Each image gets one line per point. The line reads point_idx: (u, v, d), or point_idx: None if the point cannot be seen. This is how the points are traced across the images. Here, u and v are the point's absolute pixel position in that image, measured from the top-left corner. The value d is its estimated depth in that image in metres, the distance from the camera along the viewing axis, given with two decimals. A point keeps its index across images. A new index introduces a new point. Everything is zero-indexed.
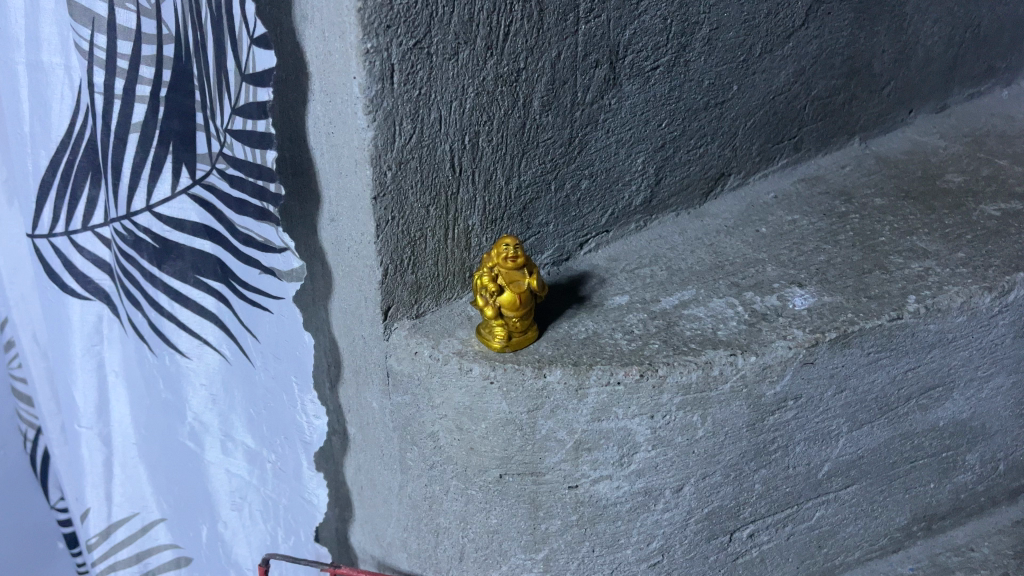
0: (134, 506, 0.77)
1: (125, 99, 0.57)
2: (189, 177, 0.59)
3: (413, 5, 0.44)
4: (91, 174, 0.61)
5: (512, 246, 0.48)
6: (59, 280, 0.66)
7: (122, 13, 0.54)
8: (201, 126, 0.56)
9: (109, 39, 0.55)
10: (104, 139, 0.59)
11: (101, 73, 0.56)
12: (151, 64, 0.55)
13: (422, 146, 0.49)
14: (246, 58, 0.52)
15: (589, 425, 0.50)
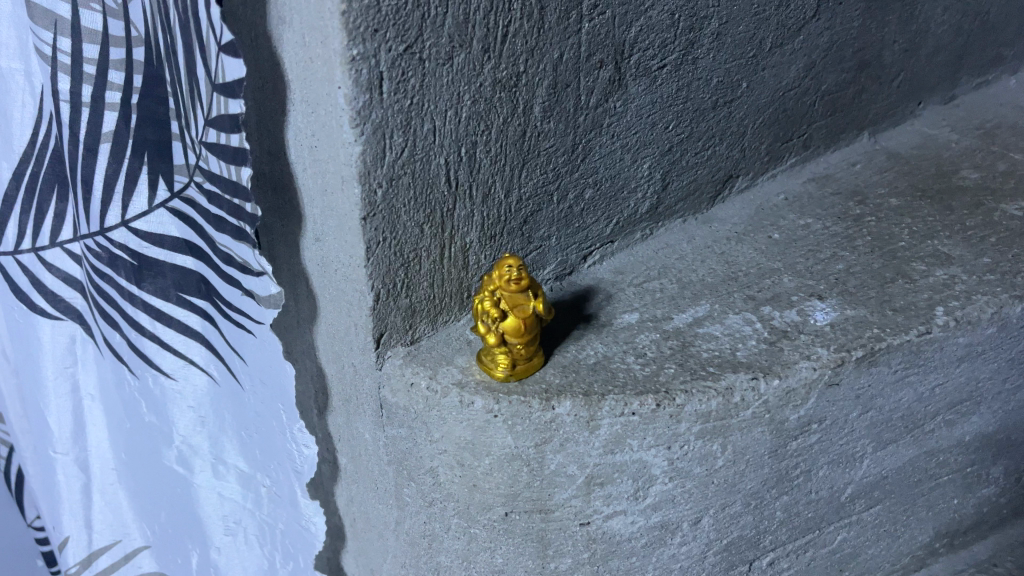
0: (115, 533, 0.73)
1: (93, 107, 0.52)
2: (167, 190, 0.55)
3: (403, 6, 0.39)
4: (60, 186, 0.56)
5: (515, 267, 0.44)
6: (25, 300, 0.60)
7: (86, 14, 0.49)
8: (177, 136, 0.52)
9: (74, 43, 0.50)
10: (72, 151, 0.54)
11: (66, 80, 0.51)
12: (120, 68, 0.51)
13: (415, 160, 0.44)
14: (216, 65, 0.49)
15: (602, 458, 0.47)
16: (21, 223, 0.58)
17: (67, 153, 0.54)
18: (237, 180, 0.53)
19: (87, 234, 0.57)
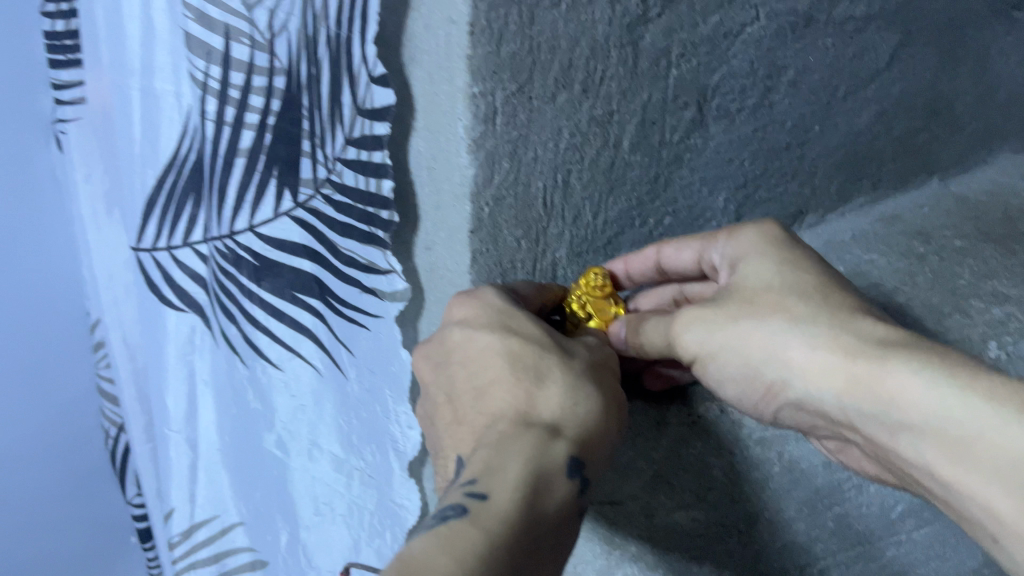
0: (215, 509, 0.81)
1: (234, 126, 0.62)
2: (291, 200, 0.63)
3: (518, 53, 0.46)
4: (194, 194, 0.66)
5: (600, 276, 0.55)
6: (157, 293, 0.72)
7: (236, 47, 0.60)
8: (308, 153, 0.61)
9: (223, 70, 0.60)
10: (212, 162, 0.64)
11: (214, 103, 0.62)
12: (262, 94, 0.61)
13: (518, 184, 0.51)
14: (364, 93, 0.56)
15: (668, 453, 0.56)
16: (153, 230, 0.70)
17: (207, 162, 0.64)
18: (372, 191, 0.59)
19: (213, 236, 0.67)
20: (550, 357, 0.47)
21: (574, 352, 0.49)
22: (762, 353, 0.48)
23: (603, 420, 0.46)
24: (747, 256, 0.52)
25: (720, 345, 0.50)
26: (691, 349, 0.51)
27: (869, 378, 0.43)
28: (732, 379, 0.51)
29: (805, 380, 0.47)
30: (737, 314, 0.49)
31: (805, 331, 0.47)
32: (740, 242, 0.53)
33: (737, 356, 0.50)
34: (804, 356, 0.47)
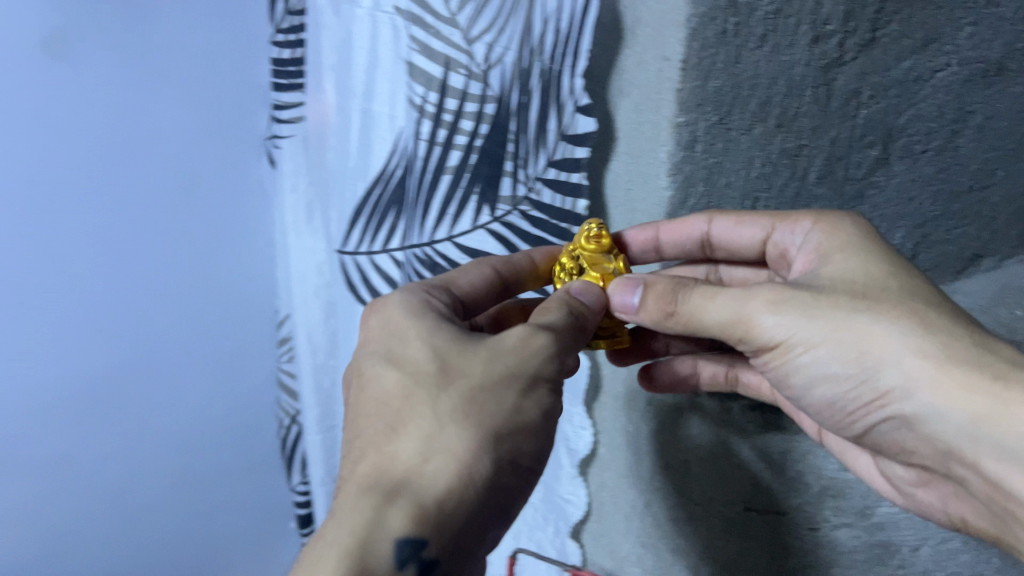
0: None
1: (443, 147, 0.75)
2: (489, 214, 0.75)
3: (723, 89, 0.55)
4: (395, 207, 0.82)
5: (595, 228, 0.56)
6: (354, 291, 0.88)
7: (453, 77, 0.72)
8: (509, 172, 0.72)
9: (439, 98, 0.74)
10: (422, 179, 0.78)
11: (428, 125, 0.75)
12: (472, 119, 0.73)
13: (708, 205, 0.61)
14: (570, 120, 0.68)
15: (836, 474, 0.60)
16: (356, 237, 0.85)
17: (412, 178, 0.79)
18: (566, 207, 0.71)
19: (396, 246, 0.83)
20: (416, 398, 0.40)
21: (457, 374, 0.41)
22: (874, 352, 0.41)
23: (475, 473, 0.38)
24: (843, 252, 0.47)
25: (816, 335, 0.42)
26: (775, 333, 0.43)
27: (999, 410, 0.36)
28: (821, 381, 0.44)
29: (926, 388, 0.39)
30: (833, 305, 0.42)
31: (917, 342, 0.40)
32: (824, 229, 0.49)
33: (840, 353, 0.42)
34: (914, 366, 0.40)
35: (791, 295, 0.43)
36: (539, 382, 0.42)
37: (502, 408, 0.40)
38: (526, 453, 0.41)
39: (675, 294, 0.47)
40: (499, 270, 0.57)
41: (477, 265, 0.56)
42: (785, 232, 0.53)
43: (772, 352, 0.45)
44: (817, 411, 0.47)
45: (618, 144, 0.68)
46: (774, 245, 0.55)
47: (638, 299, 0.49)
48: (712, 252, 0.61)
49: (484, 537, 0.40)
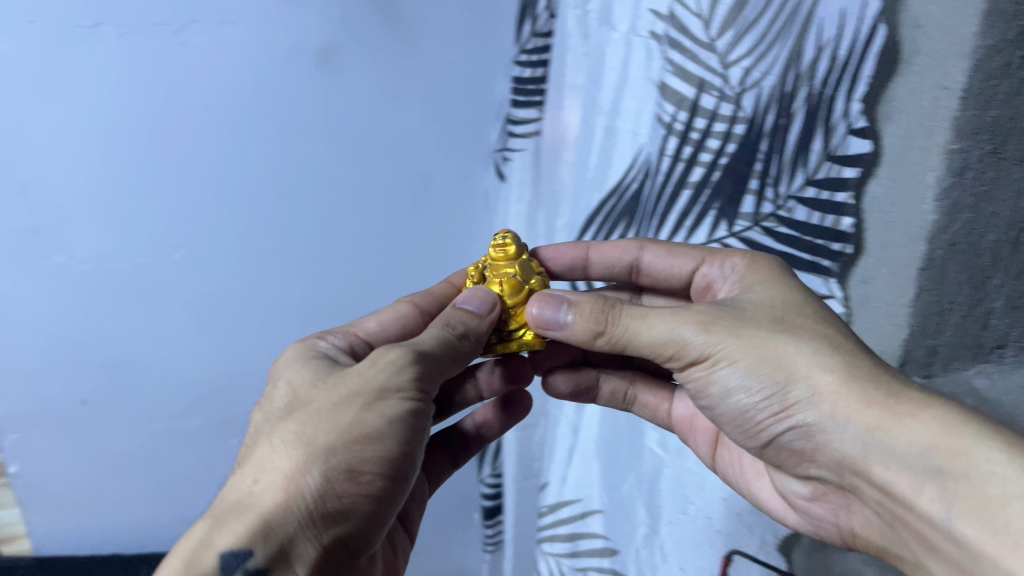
0: (583, 495, 1.22)
1: (687, 163, 0.93)
2: (727, 229, 0.92)
3: (1004, 118, 0.64)
4: (633, 209, 1.03)
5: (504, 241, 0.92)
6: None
7: (707, 99, 0.88)
8: (756, 189, 0.86)
9: (689, 117, 0.91)
10: (666, 188, 0.96)
11: (676, 141, 0.93)
12: (721, 136, 0.88)
13: (971, 232, 0.69)
14: (842, 141, 0.77)
15: None
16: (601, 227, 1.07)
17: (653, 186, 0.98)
18: (826, 224, 0.81)
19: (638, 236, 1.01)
20: (307, 445, 0.65)
21: (300, 446, 0.65)
22: (788, 370, 0.68)
23: (279, 493, 0.63)
24: (760, 283, 0.76)
25: (740, 354, 0.69)
26: (672, 340, 0.71)
27: (887, 423, 0.63)
28: (735, 390, 0.71)
29: (830, 407, 0.65)
30: (751, 334, 0.69)
31: (826, 368, 0.67)
32: (752, 278, 0.78)
33: (759, 371, 0.69)
34: (819, 384, 0.66)
35: (713, 321, 0.70)
36: (391, 396, 0.68)
37: (343, 413, 0.67)
38: (389, 448, 0.67)
39: (605, 315, 0.74)
40: (419, 305, 0.95)
41: (443, 285, 1.01)
42: (711, 267, 0.86)
43: (704, 364, 0.71)
44: (733, 422, 0.75)
45: (882, 171, 0.75)
46: (701, 275, 0.88)
47: (565, 315, 0.77)
48: (637, 274, 0.97)
49: (350, 506, 0.65)
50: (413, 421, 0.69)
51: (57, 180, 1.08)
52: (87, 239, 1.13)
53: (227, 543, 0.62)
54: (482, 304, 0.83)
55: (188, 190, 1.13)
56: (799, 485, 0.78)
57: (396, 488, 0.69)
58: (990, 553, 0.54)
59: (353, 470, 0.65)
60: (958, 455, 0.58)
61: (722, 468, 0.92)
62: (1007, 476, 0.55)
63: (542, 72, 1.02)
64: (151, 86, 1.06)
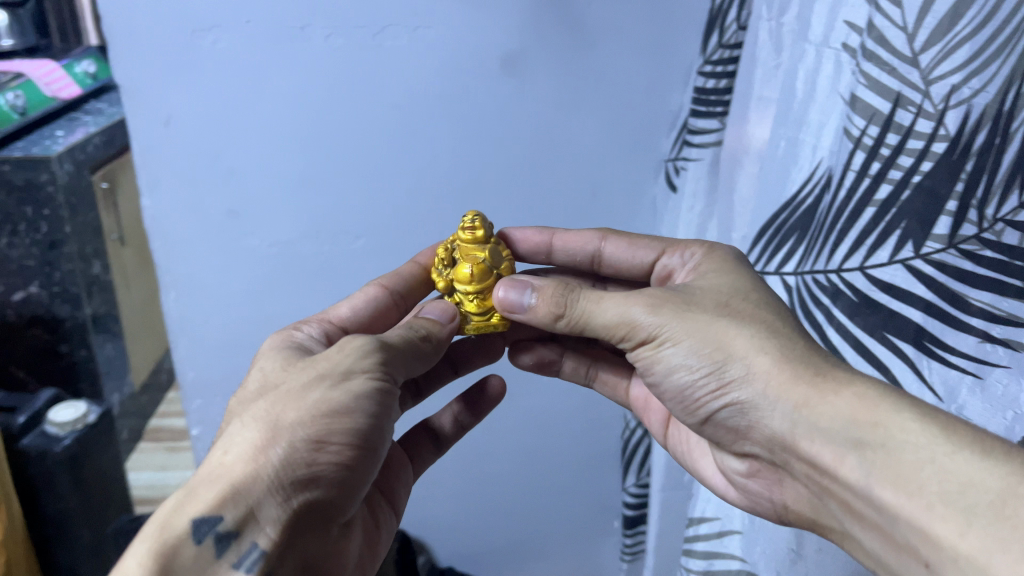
0: (719, 513, 1.14)
1: (874, 179, 0.78)
2: (911, 250, 0.77)
3: None
4: (797, 233, 0.89)
5: (472, 221, 1.04)
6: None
7: (902, 113, 0.74)
8: (952, 212, 0.73)
9: (881, 131, 0.76)
10: (841, 206, 0.82)
11: (862, 155, 0.78)
12: (922, 139, 0.73)
13: None
14: None
15: None
16: (763, 252, 0.95)
17: (825, 210, 0.84)
18: None
19: (806, 270, 0.89)
20: (269, 406, 0.75)
21: (275, 420, 0.73)
22: (727, 348, 0.78)
23: (246, 462, 0.71)
24: (714, 272, 0.88)
25: (683, 334, 0.80)
26: (623, 317, 0.84)
27: (810, 398, 0.72)
28: (677, 369, 0.82)
29: (763, 385, 0.75)
30: (693, 317, 0.81)
31: (759, 346, 0.77)
32: (707, 268, 0.90)
33: (699, 349, 0.79)
34: (754, 361, 0.76)
35: (664, 305, 0.82)
36: (354, 376, 0.77)
37: (309, 395, 0.75)
38: (355, 423, 0.74)
39: (564, 299, 0.88)
40: (388, 287, 1.04)
41: (410, 267, 1.09)
42: (670, 258, 0.99)
43: (650, 344, 0.83)
44: (678, 399, 0.85)
45: None
46: (660, 266, 1.01)
47: (529, 298, 0.91)
48: (598, 264, 1.09)
49: (320, 476, 0.73)
50: (377, 400, 0.77)
51: (258, 171, 1.17)
52: (279, 228, 1.22)
53: (200, 511, 0.70)
54: (444, 314, 0.98)
55: (369, 185, 1.20)
56: (738, 463, 0.89)
57: (366, 458, 0.76)
58: (905, 513, 0.61)
59: (321, 442, 0.73)
60: (877, 428, 0.66)
61: (671, 445, 1.05)
62: (920, 445, 0.63)
63: (722, 88, 1.01)
64: (345, 85, 1.12)
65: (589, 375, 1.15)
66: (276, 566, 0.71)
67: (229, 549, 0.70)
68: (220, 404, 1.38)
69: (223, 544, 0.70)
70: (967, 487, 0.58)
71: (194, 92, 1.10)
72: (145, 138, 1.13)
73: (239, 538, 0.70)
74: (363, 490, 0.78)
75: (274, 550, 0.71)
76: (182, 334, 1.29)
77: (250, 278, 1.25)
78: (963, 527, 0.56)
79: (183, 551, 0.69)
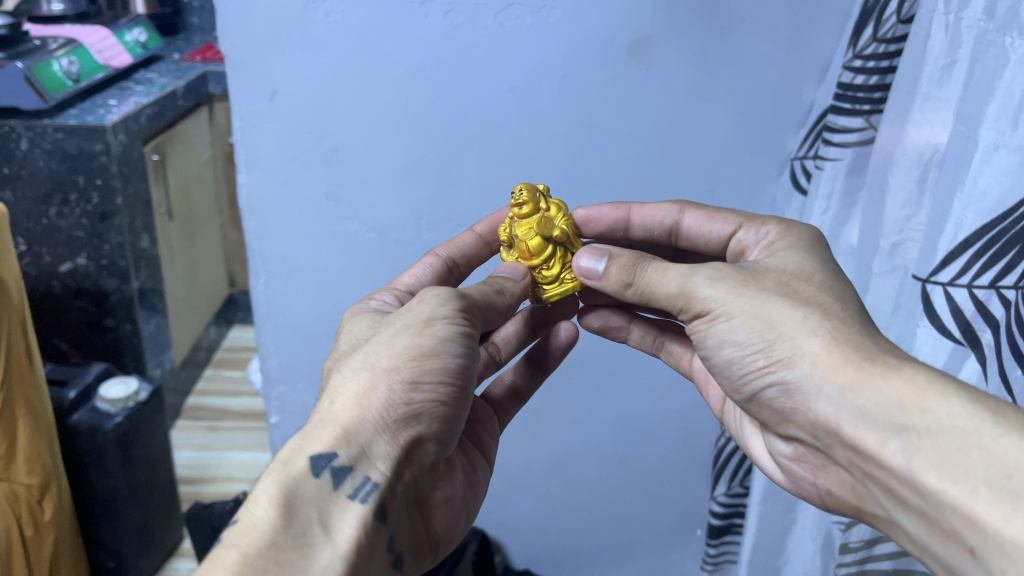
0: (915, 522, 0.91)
1: None
2: None
3: None
4: (1021, 245, 0.75)
5: (519, 188, 0.92)
6: (934, 321, 0.84)
7: None
8: None
9: None
10: None
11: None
12: None
13: None
14: None
15: None
16: (965, 262, 0.79)
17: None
18: None
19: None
20: (360, 357, 0.70)
21: (361, 368, 0.69)
22: (780, 329, 0.69)
23: (345, 405, 0.68)
24: (787, 248, 0.77)
25: (738, 309, 0.71)
26: (673, 283, 0.75)
27: (859, 383, 0.64)
28: (729, 344, 0.72)
29: (811, 367, 0.67)
30: (749, 292, 0.71)
31: (814, 329, 0.67)
32: (786, 233, 0.80)
33: (750, 327, 0.70)
34: (806, 343, 0.67)
35: (725, 278, 0.72)
36: (438, 320, 0.70)
37: (397, 340, 0.69)
38: (446, 363, 0.69)
39: (634, 266, 0.78)
40: (443, 256, 0.94)
41: (467, 235, 0.98)
42: (745, 233, 0.85)
43: (705, 318, 0.73)
44: (723, 373, 0.76)
45: None
46: (737, 241, 0.87)
47: (603, 265, 0.81)
48: (677, 237, 0.95)
49: (421, 414, 0.68)
50: (470, 341, 0.71)
51: (364, 154, 1.12)
52: (382, 213, 1.16)
53: (318, 447, 0.66)
54: (514, 272, 0.89)
55: (476, 175, 1.14)
56: (782, 444, 0.79)
57: (460, 396, 0.71)
58: (952, 499, 0.56)
59: (415, 384, 0.68)
60: (923, 412, 0.60)
61: (727, 422, 0.93)
62: (968, 429, 0.57)
63: (872, 85, 0.95)
64: (461, 66, 1.06)
65: (655, 346, 1.00)
66: (391, 501, 0.68)
67: (347, 482, 0.66)
68: (303, 392, 1.32)
69: (341, 477, 0.66)
70: (1014, 472, 0.54)
71: (300, 64, 1.05)
72: (247, 111, 1.08)
73: (354, 473, 0.66)
74: (459, 427, 0.73)
75: (389, 485, 0.67)
76: (268, 317, 1.25)
77: (345, 264, 1.20)
78: (1009, 511, 0.52)
79: (304, 483, 0.65)
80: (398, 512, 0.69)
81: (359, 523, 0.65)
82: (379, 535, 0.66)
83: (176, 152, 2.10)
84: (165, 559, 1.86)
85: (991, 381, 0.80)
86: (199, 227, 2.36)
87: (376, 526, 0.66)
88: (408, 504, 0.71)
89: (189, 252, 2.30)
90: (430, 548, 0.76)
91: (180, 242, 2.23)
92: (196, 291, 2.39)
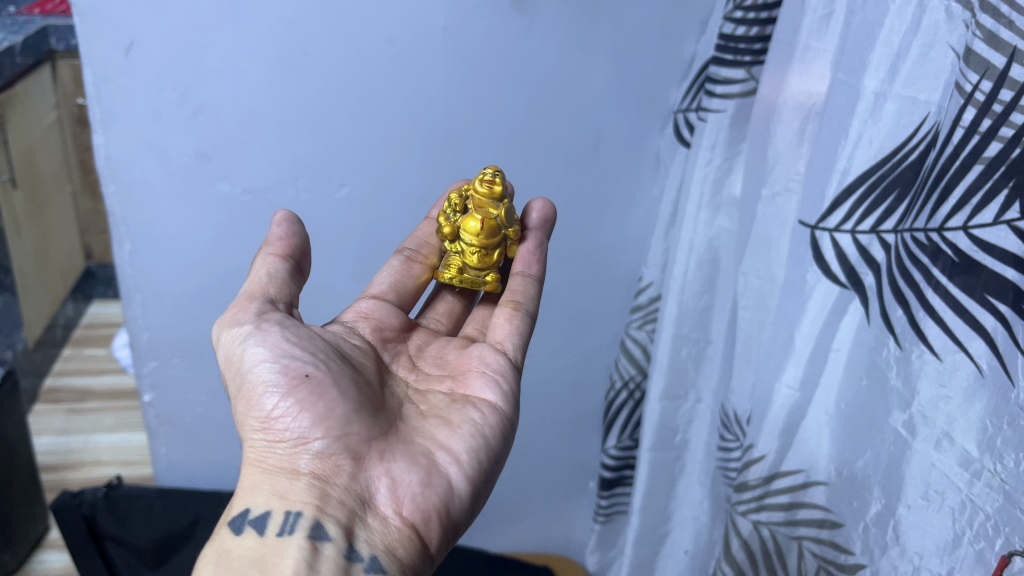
0: (804, 463, 0.93)
1: (984, 136, 0.69)
2: (1017, 211, 0.67)
3: None
4: (897, 191, 0.78)
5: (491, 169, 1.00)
6: (822, 265, 0.86)
7: (1016, 68, 0.65)
8: None
9: (994, 86, 0.67)
10: (952, 166, 0.72)
11: (972, 112, 0.69)
12: None
13: None
14: None
15: None
16: (849, 209, 0.82)
17: (930, 168, 0.75)
18: None
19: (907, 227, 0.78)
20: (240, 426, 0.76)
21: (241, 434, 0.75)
22: None
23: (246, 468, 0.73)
24: None
25: None
26: None
27: None
28: None
29: None
30: None
31: None
32: None
33: None
34: None
35: None
36: (245, 345, 0.74)
37: (242, 391, 0.75)
38: (267, 377, 0.72)
39: None
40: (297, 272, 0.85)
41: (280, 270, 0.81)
42: None
43: None
44: None
45: None
46: None
47: None
48: None
49: (286, 428, 0.71)
50: (278, 339, 0.74)
51: (233, 108, 1.05)
52: (255, 174, 1.10)
53: (239, 510, 0.69)
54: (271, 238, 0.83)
55: (355, 134, 1.10)
56: None
57: (309, 385, 0.72)
58: None
59: (266, 415, 0.72)
60: None
61: None
62: None
63: (752, 37, 0.95)
64: (334, 14, 1.00)
65: None
66: (328, 516, 0.67)
67: (270, 526, 0.67)
68: (181, 367, 1.25)
69: (263, 525, 0.67)
70: None
71: (160, 13, 0.96)
72: (98, 66, 0.99)
73: (270, 513, 0.68)
74: (352, 414, 0.72)
75: (309, 504, 0.67)
76: (136, 289, 1.16)
77: (218, 229, 1.13)
78: None
79: (230, 543, 0.66)
80: (338, 515, 0.67)
81: (294, 551, 0.64)
82: (330, 550, 0.65)
83: (17, 111, 1.91)
84: (30, 553, 1.72)
85: (872, 321, 0.83)
86: (48, 194, 2.18)
87: (312, 539, 0.65)
88: (357, 509, 0.69)
89: (37, 222, 2.12)
90: (419, 527, 0.71)
91: (27, 212, 2.05)
92: (48, 264, 2.21)
